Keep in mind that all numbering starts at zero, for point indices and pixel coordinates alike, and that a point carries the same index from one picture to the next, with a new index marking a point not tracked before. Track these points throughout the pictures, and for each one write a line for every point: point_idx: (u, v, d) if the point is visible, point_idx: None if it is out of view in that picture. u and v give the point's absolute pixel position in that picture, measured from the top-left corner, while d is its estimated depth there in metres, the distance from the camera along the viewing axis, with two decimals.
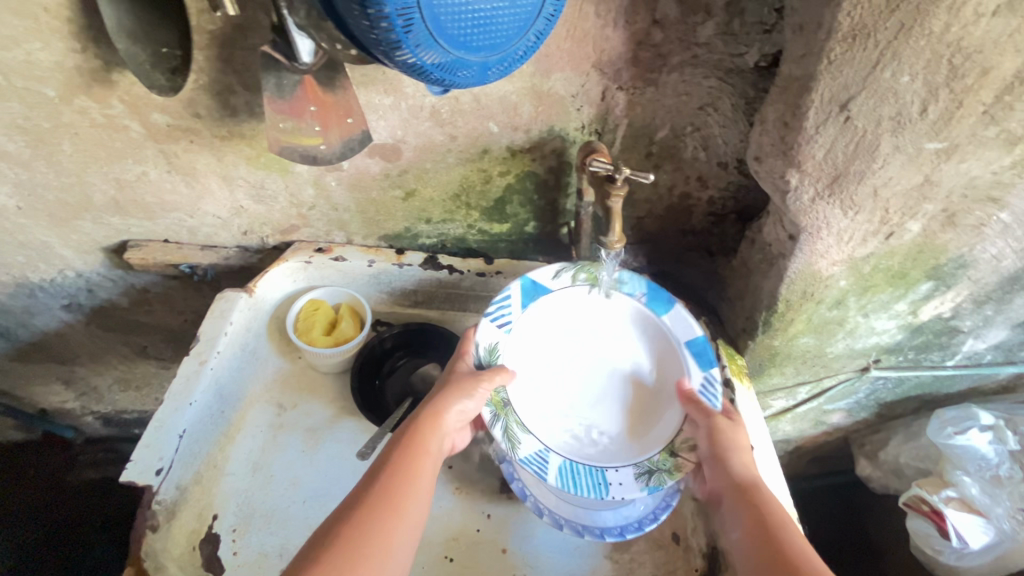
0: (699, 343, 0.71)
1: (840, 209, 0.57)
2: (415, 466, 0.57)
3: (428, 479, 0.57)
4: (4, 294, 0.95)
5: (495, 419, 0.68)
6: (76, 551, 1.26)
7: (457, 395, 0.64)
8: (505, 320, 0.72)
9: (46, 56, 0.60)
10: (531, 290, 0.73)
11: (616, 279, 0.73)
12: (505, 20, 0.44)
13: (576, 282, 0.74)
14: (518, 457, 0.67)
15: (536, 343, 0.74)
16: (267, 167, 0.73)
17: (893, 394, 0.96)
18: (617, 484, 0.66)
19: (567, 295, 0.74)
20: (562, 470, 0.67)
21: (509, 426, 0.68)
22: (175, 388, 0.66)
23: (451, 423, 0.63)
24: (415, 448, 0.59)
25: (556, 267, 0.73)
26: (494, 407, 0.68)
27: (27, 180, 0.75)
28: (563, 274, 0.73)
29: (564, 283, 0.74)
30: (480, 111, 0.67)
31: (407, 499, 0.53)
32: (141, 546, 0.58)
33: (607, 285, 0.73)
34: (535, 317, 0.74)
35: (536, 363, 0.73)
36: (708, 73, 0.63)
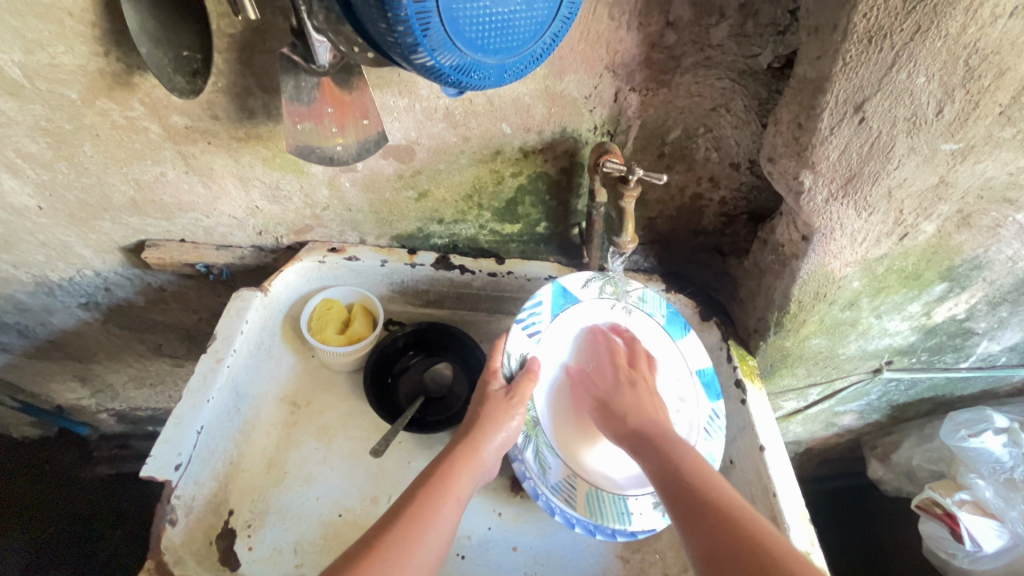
0: (709, 374, 0.72)
1: (854, 210, 0.57)
2: (443, 498, 0.58)
3: (453, 515, 0.58)
4: (23, 292, 0.97)
5: (526, 440, 0.69)
6: (88, 546, 1.29)
7: (494, 428, 0.64)
8: (534, 328, 0.71)
9: (69, 60, 0.62)
10: (561, 297, 0.73)
11: (639, 297, 0.75)
12: (521, 23, 0.45)
13: (602, 295, 0.75)
14: (549, 484, 0.67)
15: (562, 349, 0.74)
16: (282, 168, 0.74)
17: (906, 395, 0.95)
18: (639, 513, 0.67)
19: (594, 307, 0.75)
20: (589, 498, 0.68)
21: (539, 449, 0.69)
22: (193, 385, 0.67)
23: (488, 457, 0.64)
24: (446, 480, 0.59)
25: (585, 277, 0.73)
26: (528, 429, 0.69)
27: (48, 181, 0.76)
28: (592, 285, 0.74)
29: (592, 293, 0.74)
30: (493, 113, 0.68)
31: (426, 535, 0.54)
32: (161, 541, 0.59)
33: (628, 300, 0.75)
34: (563, 326, 0.73)
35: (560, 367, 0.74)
36: (721, 74, 0.63)
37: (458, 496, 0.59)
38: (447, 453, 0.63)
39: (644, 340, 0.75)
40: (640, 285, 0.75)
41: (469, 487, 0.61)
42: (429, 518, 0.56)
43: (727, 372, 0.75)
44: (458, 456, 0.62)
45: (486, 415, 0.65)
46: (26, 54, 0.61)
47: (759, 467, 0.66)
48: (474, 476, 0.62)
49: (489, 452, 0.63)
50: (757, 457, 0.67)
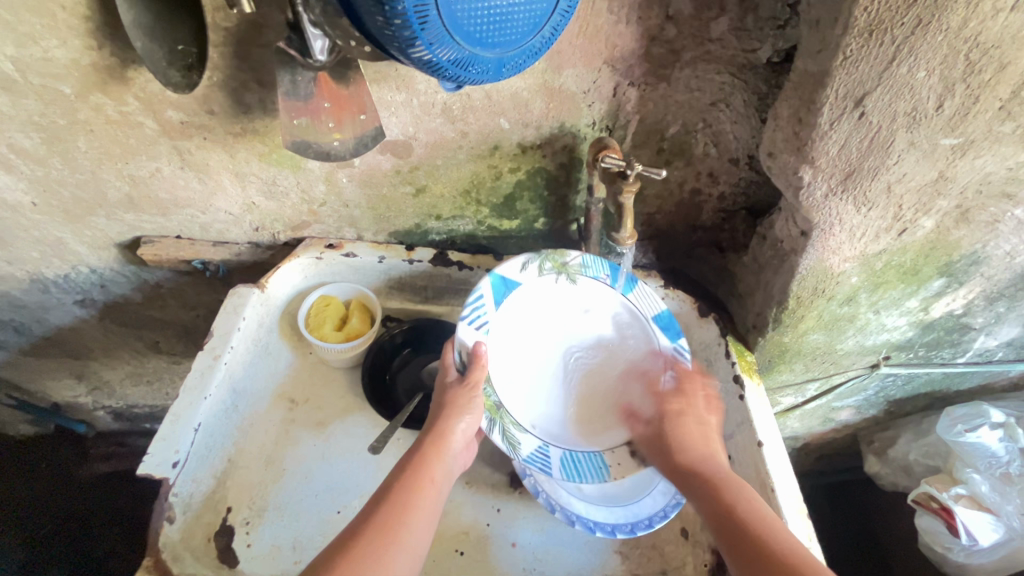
0: (665, 317, 0.73)
1: (854, 205, 0.57)
2: (420, 488, 0.58)
3: (432, 502, 0.59)
4: (18, 289, 0.96)
5: (491, 424, 0.68)
6: (86, 544, 1.29)
7: (456, 413, 0.64)
8: (481, 322, 0.71)
9: (63, 54, 0.61)
10: (501, 285, 0.72)
11: (580, 263, 0.73)
12: (520, 17, 0.44)
13: (543, 272, 0.74)
14: (521, 458, 0.68)
15: (513, 336, 0.73)
16: (279, 163, 0.74)
17: (903, 391, 0.96)
18: (616, 464, 0.70)
19: (536, 287, 0.74)
20: (563, 462, 0.70)
21: (506, 428, 0.69)
22: (190, 382, 0.67)
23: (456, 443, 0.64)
24: (419, 468, 0.60)
25: (522, 261, 0.73)
26: (489, 412, 0.68)
27: (42, 177, 0.76)
28: (529, 267, 0.73)
29: (531, 275, 0.73)
30: (491, 108, 0.67)
31: (408, 525, 0.55)
32: (159, 537, 0.60)
33: (572, 271, 0.74)
34: (510, 313, 0.73)
35: (512, 355, 0.73)
36: (720, 69, 0.63)
37: (434, 484, 0.60)
38: (417, 443, 0.63)
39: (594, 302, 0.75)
40: (576, 251, 0.73)
41: (444, 471, 0.62)
42: (410, 509, 0.56)
43: (726, 367, 0.74)
44: (428, 443, 0.63)
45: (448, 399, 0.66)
46: (19, 48, 0.60)
47: (758, 461, 0.67)
48: (446, 463, 0.62)
49: (457, 437, 0.64)
50: (755, 452, 0.67)
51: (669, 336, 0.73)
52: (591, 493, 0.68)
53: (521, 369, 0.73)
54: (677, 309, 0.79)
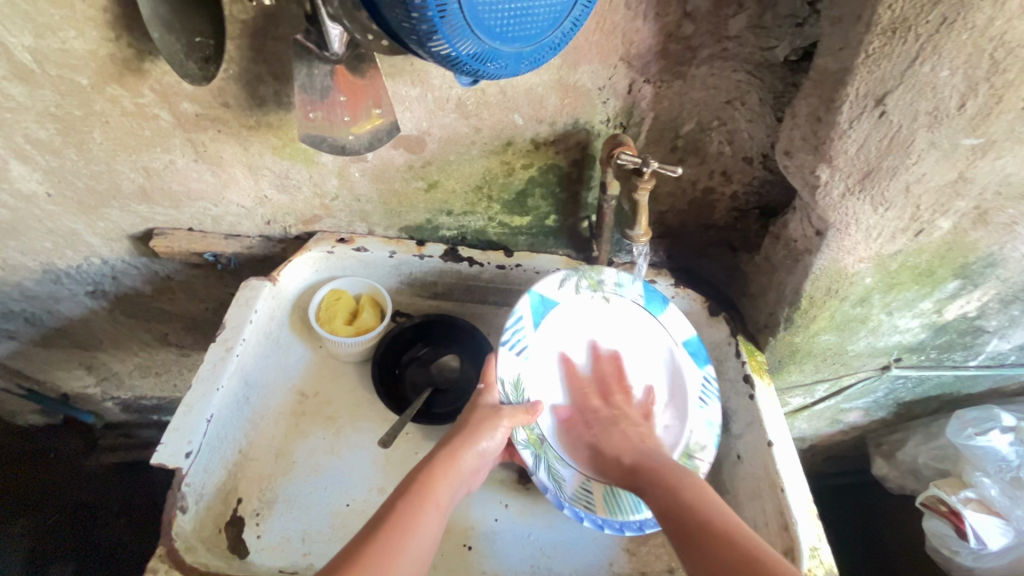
0: (694, 343, 0.74)
1: (871, 205, 0.56)
2: (428, 508, 0.55)
3: (438, 520, 0.55)
4: (31, 280, 0.97)
5: (537, 460, 0.69)
6: (91, 533, 1.31)
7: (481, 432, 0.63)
8: (522, 345, 0.72)
9: (80, 45, 0.61)
10: (540, 305, 0.73)
11: (616, 281, 0.75)
12: (540, 10, 0.44)
13: (580, 289, 0.75)
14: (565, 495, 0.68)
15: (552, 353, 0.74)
16: (292, 157, 0.74)
17: (913, 393, 0.95)
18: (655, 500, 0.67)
19: (574, 306, 0.75)
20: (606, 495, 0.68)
21: (550, 465, 0.70)
22: (203, 374, 0.67)
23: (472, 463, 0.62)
24: (429, 487, 0.57)
25: (559, 277, 0.74)
26: (534, 448, 0.70)
27: (57, 168, 0.76)
28: (568, 283, 0.74)
29: (568, 291, 0.74)
30: (505, 103, 0.67)
31: (408, 548, 0.51)
32: (171, 526, 0.59)
33: (607, 288, 0.75)
34: (547, 334, 0.74)
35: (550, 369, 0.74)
36: (737, 66, 0.63)
37: (440, 507, 0.56)
38: (429, 459, 0.60)
39: (631, 327, 0.76)
40: (612, 269, 0.74)
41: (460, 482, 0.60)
42: (414, 530, 0.52)
43: (736, 367, 0.75)
44: (441, 460, 0.59)
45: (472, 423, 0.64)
46: (36, 38, 0.61)
47: (767, 462, 0.67)
48: (455, 486, 0.59)
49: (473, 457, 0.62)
50: (766, 452, 0.67)
51: (697, 363, 0.74)
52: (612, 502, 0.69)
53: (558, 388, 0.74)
54: (687, 308, 0.80)
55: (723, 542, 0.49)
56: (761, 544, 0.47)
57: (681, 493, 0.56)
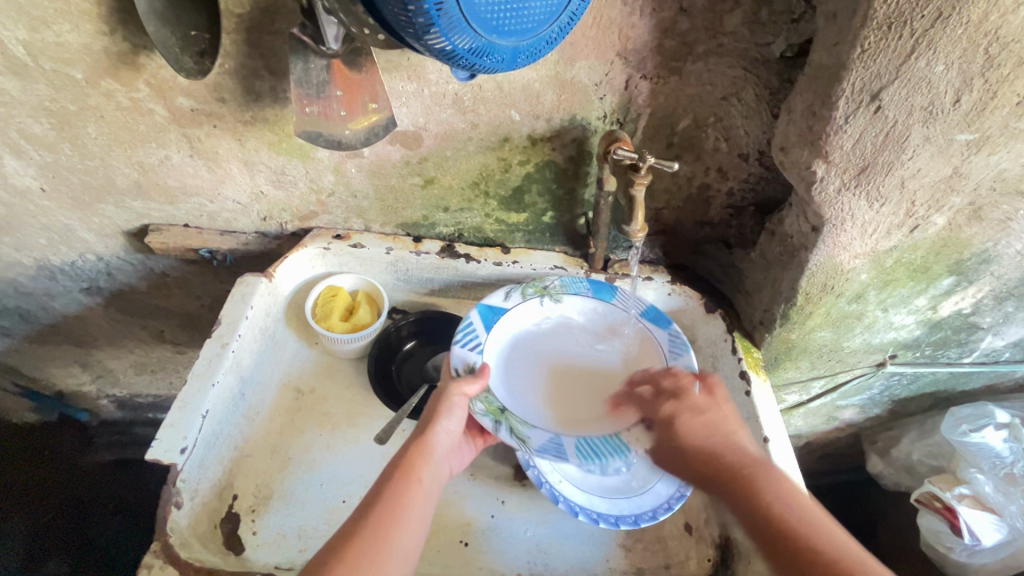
0: (652, 311, 0.77)
1: (866, 201, 0.56)
2: (413, 489, 0.57)
3: (422, 507, 0.57)
4: (26, 276, 0.96)
5: (497, 424, 0.67)
6: (86, 531, 1.30)
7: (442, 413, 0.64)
8: (476, 345, 0.73)
9: (75, 38, 0.61)
10: (489, 314, 0.76)
11: (559, 285, 0.79)
12: (537, 5, 0.44)
13: (527, 297, 0.78)
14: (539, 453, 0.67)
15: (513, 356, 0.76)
16: (288, 152, 0.74)
17: (908, 390, 0.96)
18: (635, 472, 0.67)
19: (522, 313, 0.77)
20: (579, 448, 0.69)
21: (512, 426, 0.68)
22: (198, 369, 0.67)
23: (442, 446, 0.63)
24: (409, 469, 0.59)
25: (505, 291, 0.78)
26: (493, 415, 0.67)
27: (52, 163, 0.76)
28: (513, 295, 0.78)
29: (515, 302, 0.78)
30: (502, 99, 0.67)
31: (401, 528, 0.54)
32: (167, 522, 0.59)
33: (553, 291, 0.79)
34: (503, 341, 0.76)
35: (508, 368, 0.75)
36: (733, 62, 0.62)
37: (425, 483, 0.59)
38: (404, 448, 0.62)
39: (582, 319, 0.78)
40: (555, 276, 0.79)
41: (437, 470, 0.61)
42: (403, 511, 0.55)
43: (732, 364, 0.75)
44: (416, 444, 0.61)
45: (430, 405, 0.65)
46: (31, 32, 0.60)
47: None
48: (435, 463, 0.61)
49: (441, 438, 0.63)
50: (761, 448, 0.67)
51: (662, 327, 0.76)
52: (597, 485, 0.66)
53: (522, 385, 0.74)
54: (683, 304, 0.81)
55: (810, 539, 0.51)
56: (843, 537, 0.52)
57: (756, 490, 0.56)
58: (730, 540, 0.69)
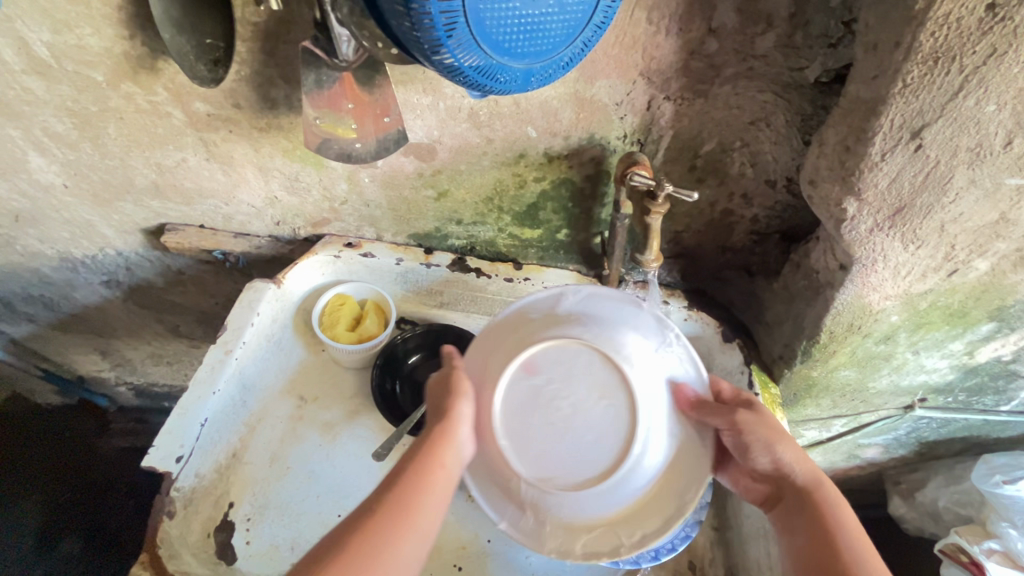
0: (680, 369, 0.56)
1: (901, 242, 0.53)
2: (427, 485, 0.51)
3: (443, 495, 0.51)
4: (49, 267, 0.99)
5: None
6: (99, 513, 1.32)
7: (456, 395, 0.54)
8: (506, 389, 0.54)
9: (96, 42, 0.61)
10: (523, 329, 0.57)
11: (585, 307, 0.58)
12: (554, 26, 0.42)
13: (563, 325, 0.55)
14: None
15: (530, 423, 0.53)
16: (302, 160, 0.73)
17: (937, 434, 0.90)
18: None
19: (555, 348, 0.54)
20: None
21: None
22: (200, 376, 0.67)
23: (465, 432, 0.53)
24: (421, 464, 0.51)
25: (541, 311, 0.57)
26: None
27: (74, 160, 0.77)
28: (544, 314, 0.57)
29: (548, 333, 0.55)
30: (519, 115, 0.65)
31: (419, 517, 0.49)
32: (158, 532, 0.59)
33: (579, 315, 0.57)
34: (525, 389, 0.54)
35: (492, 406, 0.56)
36: (763, 86, 0.59)
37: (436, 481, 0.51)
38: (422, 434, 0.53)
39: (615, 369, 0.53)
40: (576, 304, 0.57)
41: (460, 454, 0.53)
42: (414, 511, 0.49)
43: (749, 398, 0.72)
44: (435, 429, 0.53)
45: (449, 380, 0.56)
46: (54, 34, 0.61)
47: None
48: (460, 446, 0.53)
49: (466, 422, 0.54)
50: None
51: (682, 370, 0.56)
52: None
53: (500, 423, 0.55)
54: (700, 331, 0.77)
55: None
56: None
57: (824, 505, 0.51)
58: None
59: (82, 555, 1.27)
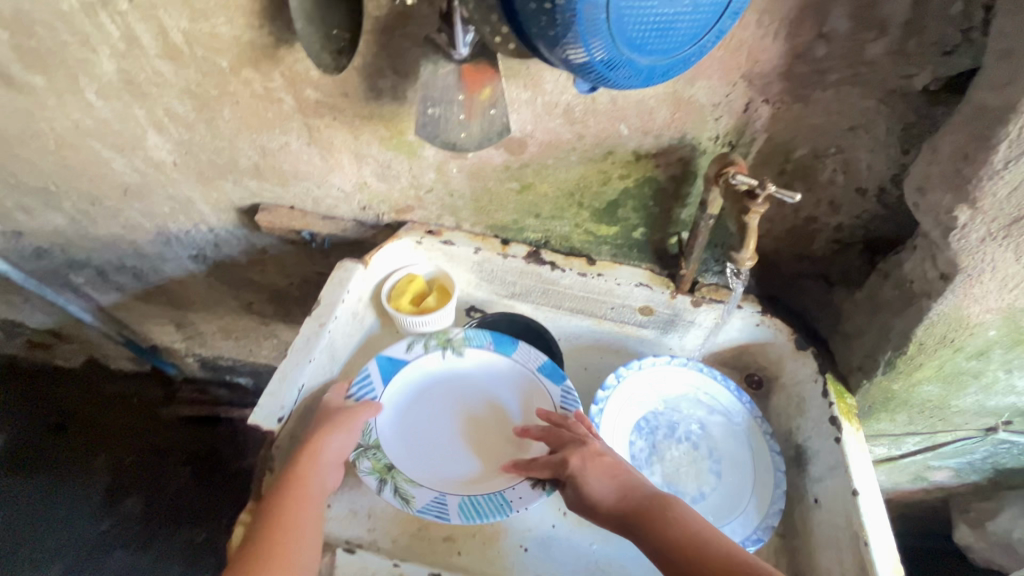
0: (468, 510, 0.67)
1: (1013, 253, 0.52)
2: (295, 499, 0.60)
3: (312, 520, 0.60)
4: (146, 240, 1.06)
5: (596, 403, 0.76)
6: (160, 477, 1.41)
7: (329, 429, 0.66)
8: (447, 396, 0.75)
9: (227, 31, 0.66)
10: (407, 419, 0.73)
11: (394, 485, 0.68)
12: (684, 25, 0.44)
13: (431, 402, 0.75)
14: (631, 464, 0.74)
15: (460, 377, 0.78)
16: (397, 148, 0.77)
17: (1016, 461, 0.87)
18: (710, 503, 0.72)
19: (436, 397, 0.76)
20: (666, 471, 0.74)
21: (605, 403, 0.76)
22: (297, 344, 0.71)
23: (330, 458, 0.64)
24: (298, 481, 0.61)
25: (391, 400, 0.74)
26: (606, 391, 0.77)
27: (187, 140, 0.83)
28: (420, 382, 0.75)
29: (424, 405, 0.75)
30: (614, 113, 0.67)
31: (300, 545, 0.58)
32: (261, 485, 0.64)
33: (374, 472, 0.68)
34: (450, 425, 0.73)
35: (426, 434, 0.73)
36: (868, 93, 0.59)
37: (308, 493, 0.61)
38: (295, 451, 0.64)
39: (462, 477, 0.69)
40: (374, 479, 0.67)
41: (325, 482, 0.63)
42: (291, 531, 0.58)
43: (821, 407, 0.72)
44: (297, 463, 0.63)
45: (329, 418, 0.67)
46: (191, 22, 0.66)
47: (850, 510, 0.64)
48: (323, 473, 0.63)
49: (330, 454, 0.64)
50: (849, 501, 0.64)
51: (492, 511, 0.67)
52: None
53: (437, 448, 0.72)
54: (772, 338, 0.77)
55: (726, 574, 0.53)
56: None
57: (659, 522, 0.58)
58: None
59: (143, 514, 1.35)
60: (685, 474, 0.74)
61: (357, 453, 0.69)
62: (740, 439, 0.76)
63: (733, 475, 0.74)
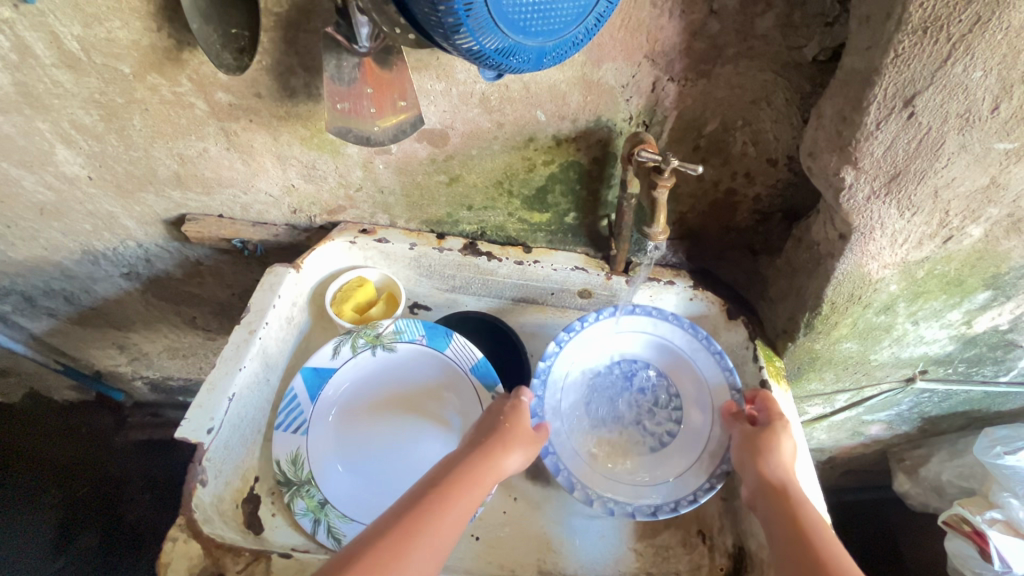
0: None
1: (897, 209, 0.56)
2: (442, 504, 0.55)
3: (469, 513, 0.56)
4: (71, 260, 1.02)
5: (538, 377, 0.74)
6: (115, 506, 1.35)
7: (512, 447, 0.64)
8: (362, 413, 0.76)
9: (124, 35, 0.64)
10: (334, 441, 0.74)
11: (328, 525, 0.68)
12: (564, 6, 0.45)
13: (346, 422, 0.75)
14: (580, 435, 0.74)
15: (369, 393, 0.77)
16: (319, 147, 0.76)
17: (939, 408, 0.92)
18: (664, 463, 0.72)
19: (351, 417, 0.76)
20: (622, 437, 0.74)
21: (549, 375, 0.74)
22: (226, 353, 0.69)
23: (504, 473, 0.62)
24: (467, 480, 0.58)
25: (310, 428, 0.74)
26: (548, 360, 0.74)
27: (99, 152, 0.80)
28: (336, 400, 0.76)
29: (342, 426, 0.75)
30: (529, 99, 0.68)
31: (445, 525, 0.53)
32: (193, 497, 0.62)
33: (305, 509, 0.69)
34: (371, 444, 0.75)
35: (359, 459, 0.74)
36: (764, 66, 0.62)
37: (473, 500, 0.57)
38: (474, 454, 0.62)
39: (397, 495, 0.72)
40: (306, 520, 0.68)
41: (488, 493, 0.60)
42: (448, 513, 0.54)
43: (753, 371, 0.74)
44: (479, 454, 0.62)
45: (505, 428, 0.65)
46: (85, 28, 0.64)
47: None
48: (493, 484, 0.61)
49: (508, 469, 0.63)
50: None
51: None
52: (615, 475, 0.71)
53: (375, 468, 0.73)
54: (705, 310, 0.79)
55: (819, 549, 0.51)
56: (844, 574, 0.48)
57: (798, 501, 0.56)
58: (743, 551, 0.68)
59: (102, 546, 1.30)
60: (643, 434, 0.75)
61: (289, 492, 0.70)
62: (701, 392, 0.74)
63: (689, 431, 0.73)
